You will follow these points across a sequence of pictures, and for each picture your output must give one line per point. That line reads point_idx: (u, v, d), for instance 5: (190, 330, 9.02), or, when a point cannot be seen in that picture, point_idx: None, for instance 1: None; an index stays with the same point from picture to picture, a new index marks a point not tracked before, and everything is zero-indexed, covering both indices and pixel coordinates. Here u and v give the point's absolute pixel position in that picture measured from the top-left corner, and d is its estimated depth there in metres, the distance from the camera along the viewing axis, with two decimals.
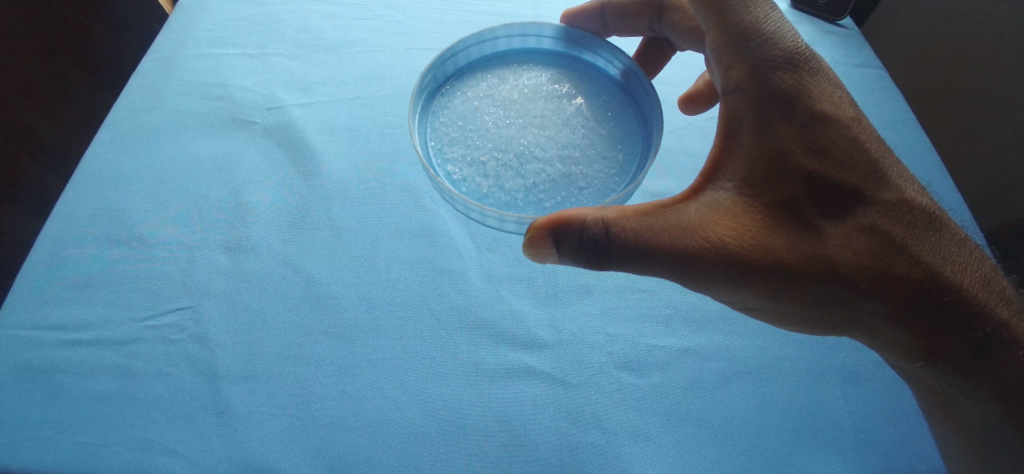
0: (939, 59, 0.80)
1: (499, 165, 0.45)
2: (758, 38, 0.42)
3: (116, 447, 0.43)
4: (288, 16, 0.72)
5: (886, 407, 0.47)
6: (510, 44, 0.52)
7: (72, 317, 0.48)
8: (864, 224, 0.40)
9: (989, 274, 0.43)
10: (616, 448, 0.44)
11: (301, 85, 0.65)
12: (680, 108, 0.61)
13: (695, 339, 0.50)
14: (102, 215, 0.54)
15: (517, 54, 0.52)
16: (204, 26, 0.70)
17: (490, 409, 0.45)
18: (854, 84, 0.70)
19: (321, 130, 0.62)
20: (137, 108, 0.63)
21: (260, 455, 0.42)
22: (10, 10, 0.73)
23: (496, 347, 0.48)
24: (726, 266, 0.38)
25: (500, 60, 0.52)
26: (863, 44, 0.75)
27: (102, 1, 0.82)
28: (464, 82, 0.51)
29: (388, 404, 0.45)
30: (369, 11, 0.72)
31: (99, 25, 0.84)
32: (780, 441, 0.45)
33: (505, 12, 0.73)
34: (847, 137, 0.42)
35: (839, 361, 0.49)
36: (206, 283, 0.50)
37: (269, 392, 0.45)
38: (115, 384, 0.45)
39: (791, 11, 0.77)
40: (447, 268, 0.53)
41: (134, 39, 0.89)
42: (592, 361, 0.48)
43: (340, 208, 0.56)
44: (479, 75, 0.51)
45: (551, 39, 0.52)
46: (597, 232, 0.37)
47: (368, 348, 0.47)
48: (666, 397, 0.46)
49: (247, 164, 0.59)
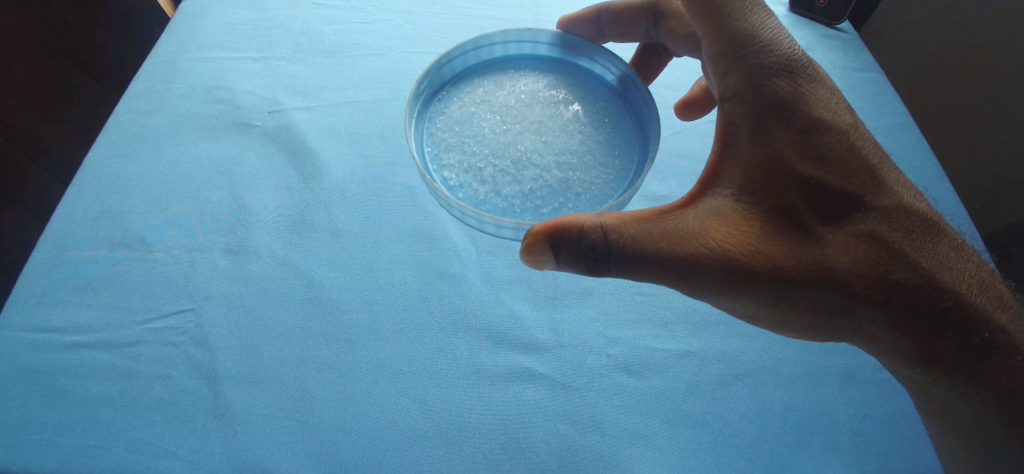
0: (937, 64, 0.81)
1: (496, 171, 0.45)
2: (755, 45, 0.42)
3: (117, 449, 0.43)
4: (289, 20, 0.72)
5: (886, 411, 0.47)
6: (508, 50, 0.52)
7: (73, 319, 0.49)
8: (862, 230, 0.40)
9: (987, 279, 0.43)
10: (616, 451, 0.44)
11: (301, 89, 0.66)
12: (676, 114, 0.61)
13: (695, 342, 0.50)
14: (103, 217, 0.55)
15: (514, 59, 0.53)
16: (205, 29, 0.70)
17: (490, 411, 0.45)
18: (852, 88, 0.71)
19: (322, 134, 0.62)
20: (139, 111, 0.63)
21: (260, 458, 0.42)
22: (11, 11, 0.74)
23: (496, 350, 0.48)
24: (725, 273, 0.38)
25: (497, 66, 0.52)
26: (862, 48, 0.75)
27: (106, 8, 0.82)
28: (461, 88, 0.51)
29: (388, 406, 0.45)
30: (370, 15, 0.73)
31: (103, 30, 0.85)
32: (779, 444, 0.45)
33: (506, 17, 0.74)
34: (845, 144, 0.42)
35: (838, 365, 0.49)
36: (207, 285, 0.51)
37: (270, 394, 0.45)
38: (116, 386, 0.45)
39: (790, 16, 0.77)
40: (448, 271, 0.53)
41: (136, 43, 0.89)
42: (592, 364, 0.48)
43: (340, 211, 0.56)
44: (476, 80, 0.51)
45: (547, 45, 0.52)
46: (595, 238, 0.37)
47: (368, 351, 0.48)
48: (665, 400, 0.46)
49: (248, 167, 0.59)
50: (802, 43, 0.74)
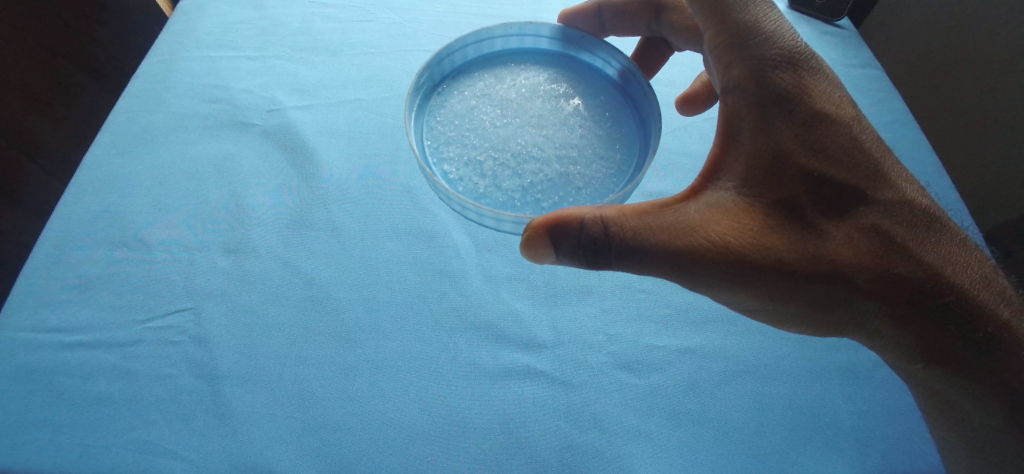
0: (937, 60, 0.81)
1: (496, 164, 0.45)
2: (758, 37, 0.42)
3: (117, 448, 0.43)
4: (288, 18, 0.72)
5: (887, 406, 0.47)
6: (508, 44, 0.52)
7: (73, 319, 0.48)
8: (864, 224, 0.40)
9: (989, 274, 0.43)
10: (616, 448, 0.44)
11: (300, 87, 0.66)
12: (678, 109, 0.61)
13: (695, 339, 0.50)
14: (102, 217, 0.54)
15: (514, 54, 0.53)
16: (204, 28, 0.70)
17: (490, 409, 0.45)
18: (852, 84, 0.71)
19: (321, 132, 0.62)
20: (138, 110, 0.63)
21: (260, 457, 0.42)
22: (10, 11, 0.74)
23: (497, 348, 0.48)
24: (726, 266, 0.38)
25: (498, 60, 0.52)
26: (862, 44, 0.75)
27: (102, 4, 0.83)
28: (462, 82, 0.51)
29: (388, 404, 0.45)
30: (369, 13, 0.73)
31: (101, 28, 0.85)
32: (779, 440, 0.45)
33: (505, 14, 0.73)
34: (848, 137, 0.42)
35: (838, 361, 0.49)
36: (207, 284, 0.50)
37: (270, 393, 0.45)
38: (116, 385, 0.45)
39: (790, 12, 0.77)
40: (448, 269, 0.53)
41: (133, 41, 0.90)
42: (592, 361, 0.48)
43: (339, 210, 0.56)
44: (477, 74, 0.51)
45: (548, 39, 0.52)
46: (596, 230, 0.37)
47: (368, 349, 0.48)
48: (666, 397, 0.46)
49: (247, 166, 0.59)
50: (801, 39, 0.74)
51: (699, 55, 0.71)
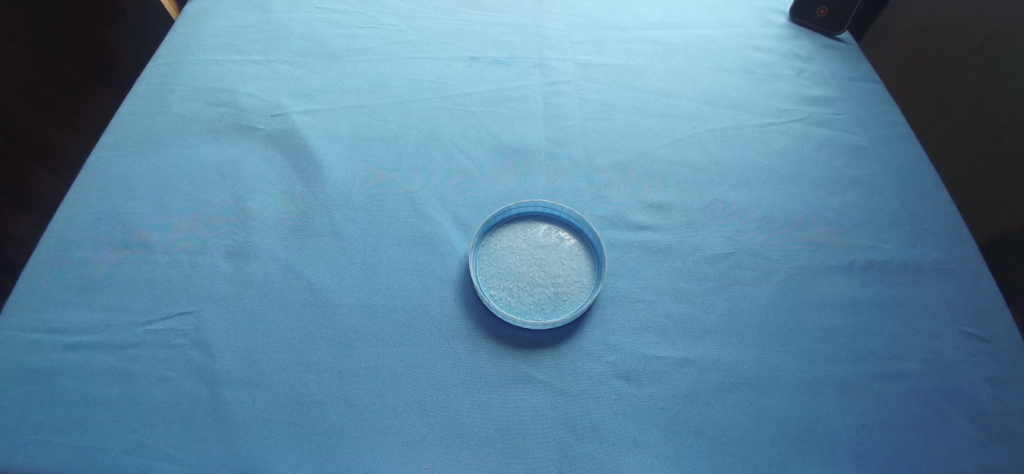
0: (938, 79, 0.87)
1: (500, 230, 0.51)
2: None
3: (117, 451, 0.42)
4: (293, 23, 0.75)
5: (886, 420, 0.47)
6: (495, 152, 0.63)
7: (74, 320, 0.48)
8: None
9: None
10: (615, 458, 0.44)
11: (304, 92, 0.67)
12: (670, 157, 0.65)
13: (693, 350, 0.50)
14: (105, 218, 0.54)
15: (494, 174, 0.61)
16: (210, 32, 0.72)
17: (490, 417, 0.45)
18: (848, 98, 0.74)
19: (323, 137, 0.63)
20: (142, 113, 0.63)
21: (257, 462, 0.42)
22: (14, 9, 0.87)
23: (497, 357, 0.48)
24: None
25: (479, 174, 0.61)
26: (859, 58, 0.79)
27: (110, 23, 1.00)
28: (447, 192, 0.59)
29: (388, 413, 0.45)
30: (373, 20, 0.76)
31: (82, 38, 0.98)
32: (779, 452, 0.45)
33: (510, 22, 0.78)
34: None
35: (837, 372, 0.50)
36: (208, 288, 0.50)
37: (267, 397, 0.45)
38: (116, 389, 0.45)
39: (789, 28, 0.83)
40: (447, 275, 0.53)
41: (107, 58, 1.03)
42: (591, 370, 0.48)
43: (342, 215, 0.56)
44: (455, 192, 0.59)
45: (536, 151, 0.64)
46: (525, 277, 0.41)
47: (367, 355, 0.47)
48: (665, 407, 0.46)
49: (249, 169, 0.59)
50: (790, 56, 0.79)
51: (692, 78, 0.74)
